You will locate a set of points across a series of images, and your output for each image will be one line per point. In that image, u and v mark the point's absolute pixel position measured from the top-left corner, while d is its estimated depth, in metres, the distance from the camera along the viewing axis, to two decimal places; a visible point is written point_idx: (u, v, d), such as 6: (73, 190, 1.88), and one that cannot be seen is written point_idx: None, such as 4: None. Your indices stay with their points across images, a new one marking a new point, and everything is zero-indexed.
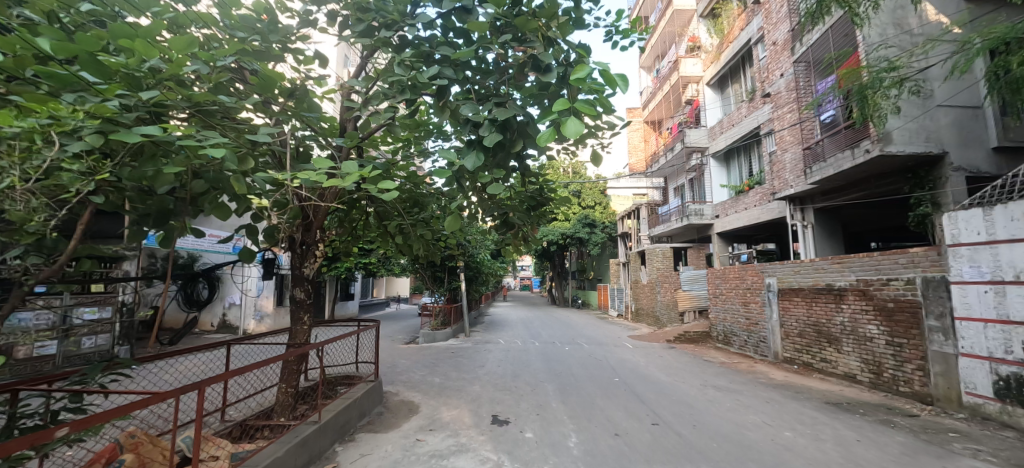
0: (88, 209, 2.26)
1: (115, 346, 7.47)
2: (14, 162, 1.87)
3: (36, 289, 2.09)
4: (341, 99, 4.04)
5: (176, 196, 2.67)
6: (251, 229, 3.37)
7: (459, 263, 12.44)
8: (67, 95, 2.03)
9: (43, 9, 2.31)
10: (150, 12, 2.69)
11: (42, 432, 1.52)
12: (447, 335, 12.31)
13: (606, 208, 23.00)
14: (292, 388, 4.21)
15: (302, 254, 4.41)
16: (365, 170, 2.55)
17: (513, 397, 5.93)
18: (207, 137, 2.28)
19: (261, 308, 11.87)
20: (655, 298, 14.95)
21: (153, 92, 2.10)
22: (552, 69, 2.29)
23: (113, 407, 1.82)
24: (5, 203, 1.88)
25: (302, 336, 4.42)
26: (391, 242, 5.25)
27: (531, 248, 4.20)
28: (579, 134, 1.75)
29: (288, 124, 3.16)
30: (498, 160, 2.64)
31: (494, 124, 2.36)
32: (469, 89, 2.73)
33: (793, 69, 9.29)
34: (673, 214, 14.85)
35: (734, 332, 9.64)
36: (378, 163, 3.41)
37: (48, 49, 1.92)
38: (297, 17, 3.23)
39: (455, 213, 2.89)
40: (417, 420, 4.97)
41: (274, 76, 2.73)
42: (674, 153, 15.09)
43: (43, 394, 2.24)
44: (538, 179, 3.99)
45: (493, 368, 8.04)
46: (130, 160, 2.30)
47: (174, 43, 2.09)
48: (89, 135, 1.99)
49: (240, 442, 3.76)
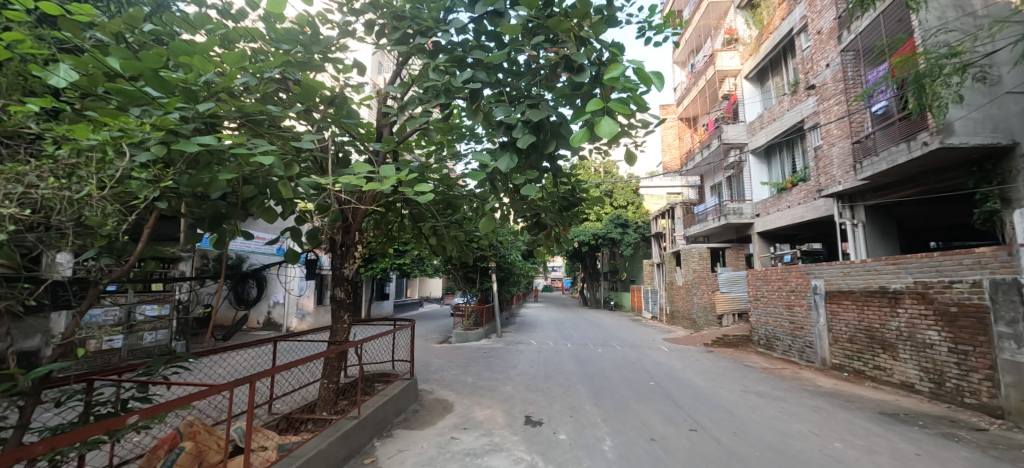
0: (152, 214, 2.43)
1: (172, 341, 8.01)
2: (91, 171, 2.04)
3: (109, 288, 2.28)
4: (378, 105, 4.17)
5: (228, 200, 2.84)
6: (294, 231, 3.54)
7: (491, 264, 12.53)
8: (133, 110, 2.21)
9: (112, 31, 2.51)
10: (204, 29, 2.90)
11: (115, 418, 1.69)
12: (479, 335, 12.43)
13: (639, 208, 22.55)
14: (333, 384, 4.38)
15: (342, 255, 4.56)
16: (402, 174, 2.62)
17: (546, 398, 5.93)
18: (257, 145, 2.41)
19: (303, 306, 12.40)
20: (690, 300, 14.49)
21: (209, 103, 2.25)
22: (586, 69, 2.28)
23: (174, 399, 1.94)
24: (84, 209, 2.03)
25: (342, 334, 4.57)
26: (425, 242, 5.37)
27: (563, 249, 4.18)
28: (613, 133, 1.75)
29: (329, 130, 3.30)
30: (531, 162, 2.65)
31: (528, 125, 2.38)
32: (502, 91, 2.77)
33: (840, 59, 8.80)
34: (710, 213, 14.38)
35: (777, 336, 9.21)
36: (414, 166, 3.50)
37: (117, 67, 2.09)
38: (336, 28, 3.35)
39: (488, 214, 2.93)
40: (451, 418, 5.05)
41: (315, 85, 2.86)
42: (710, 150, 14.61)
43: (114, 384, 2.44)
44: (570, 180, 3.96)
45: (526, 369, 8.05)
46: (188, 167, 2.47)
47: (226, 58, 2.23)
48: (154, 146, 2.16)
49: (286, 434, 3.96)
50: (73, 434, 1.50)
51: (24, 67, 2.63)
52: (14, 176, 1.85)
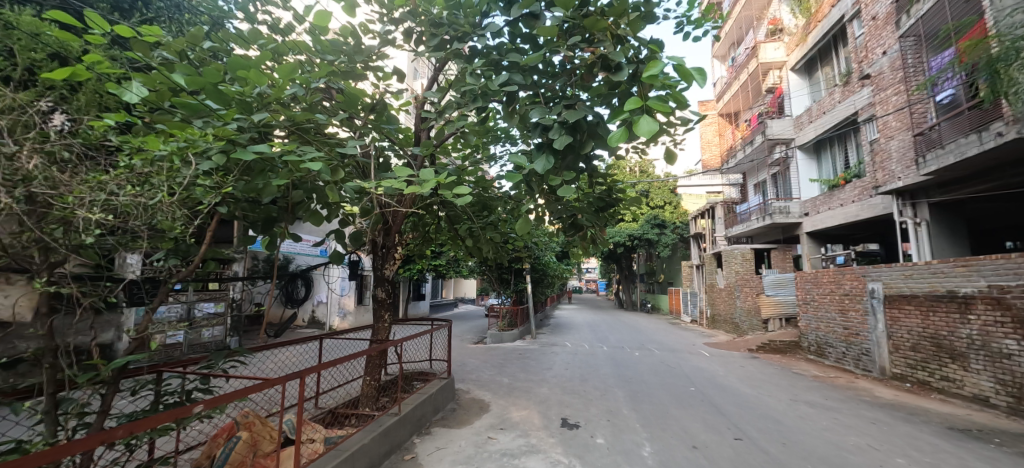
0: (213, 218, 2.60)
1: (226, 337, 8.53)
2: (160, 180, 2.21)
3: (177, 287, 2.46)
4: (416, 110, 4.29)
5: (279, 204, 3.02)
6: (339, 233, 3.70)
7: (526, 265, 12.56)
8: (196, 121, 2.38)
9: (176, 50, 2.71)
10: (257, 44, 3.09)
11: (183, 407, 1.83)
12: (513, 337, 12.48)
13: (676, 208, 21.91)
14: (375, 381, 4.53)
15: (384, 256, 4.71)
16: (440, 177, 2.68)
17: (582, 401, 5.86)
18: (306, 152, 2.54)
19: (344, 306, 12.90)
20: (733, 303, 13.90)
21: (262, 113, 2.40)
22: (623, 68, 2.25)
23: (234, 390, 2.08)
24: (159, 215, 2.21)
25: (383, 333, 4.71)
26: (461, 244, 5.46)
27: (599, 250, 4.13)
28: (651, 131, 1.72)
29: (370, 135, 3.43)
30: (567, 163, 2.64)
31: (564, 126, 2.38)
32: (537, 93, 2.79)
33: (899, 45, 8.21)
34: (754, 212, 13.78)
35: (830, 342, 8.67)
36: (451, 169, 3.58)
37: (182, 82, 2.26)
38: (377, 38, 3.49)
39: (524, 216, 2.96)
40: (488, 418, 5.09)
41: (358, 93, 2.99)
42: (753, 147, 14.00)
43: (180, 376, 2.62)
44: (606, 181, 3.90)
45: (561, 371, 8.00)
46: (244, 175, 2.63)
47: (278, 70, 2.37)
48: (215, 155, 2.33)
49: (331, 428, 4.13)
50: (148, 420, 1.65)
51: (100, 85, 2.90)
52: (98, 184, 2.03)
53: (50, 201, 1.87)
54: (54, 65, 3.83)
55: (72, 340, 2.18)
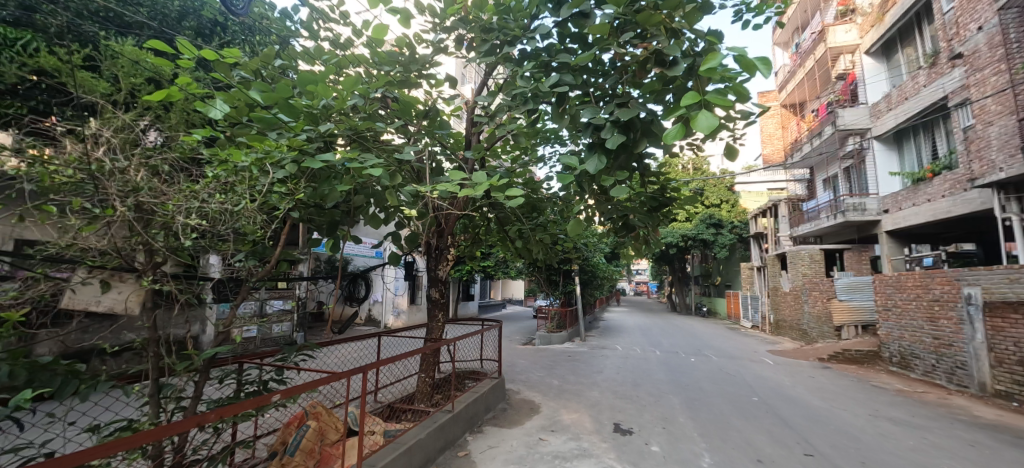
0: (286, 222, 2.81)
1: (293, 332, 9.16)
2: (242, 187, 2.42)
3: (256, 286, 2.69)
4: (467, 115, 4.38)
5: (341, 209, 3.21)
6: (395, 236, 3.86)
7: (575, 266, 12.40)
8: (272, 134, 2.60)
9: (252, 68, 2.97)
10: (321, 58, 3.31)
11: (263, 396, 2.01)
12: (562, 338, 12.37)
13: (734, 206, 20.70)
14: (430, 377, 4.68)
15: (437, 257, 4.86)
16: (492, 179, 2.72)
17: (635, 406, 5.71)
18: (367, 160, 2.69)
19: (398, 305, 13.41)
20: (799, 308, 12.90)
21: (326, 124, 2.58)
22: (680, 63, 2.18)
23: (307, 381, 2.26)
24: (243, 220, 2.42)
25: (437, 331, 4.85)
26: (511, 245, 5.50)
27: (652, 252, 4.01)
28: (711, 127, 1.65)
29: (423, 141, 3.57)
30: (620, 163, 2.59)
31: (616, 125, 2.34)
32: (587, 92, 2.76)
33: (998, 19, 7.28)
34: (824, 210, 12.79)
35: (917, 353, 7.82)
36: (501, 171, 3.63)
37: (258, 98, 2.49)
38: (430, 47, 3.61)
39: (576, 216, 2.94)
40: (539, 419, 5.10)
41: (412, 101, 3.13)
42: (822, 139, 12.93)
43: (258, 367, 2.86)
44: (659, 179, 3.77)
45: (612, 375, 7.82)
46: (312, 182, 2.82)
47: (342, 83, 2.54)
48: (289, 165, 2.52)
49: (389, 421, 4.33)
50: (236, 405, 1.83)
51: (187, 103, 3.22)
52: (191, 193, 2.25)
53: (154, 208, 2.10)
54: (151, 89, 4.33)
55: (170, 332, 2.43)
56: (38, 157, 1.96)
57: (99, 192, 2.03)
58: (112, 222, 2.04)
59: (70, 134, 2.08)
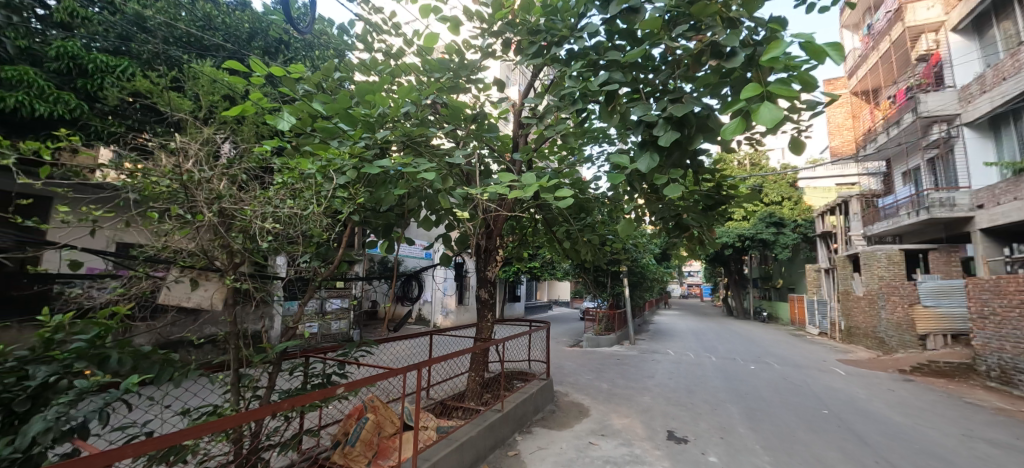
0: (347, 226, 2.96)
1: (349, 330, 9.66)
2: (307, 193, 2.59)
3: (320, 286, 2.87)
4: (514, 117, 4.42)
5: (396, 211, 3.36)
6: (446, 237, 3.97)
7: (624, 268, 12.11)
8: (334, 142, 2.77)
9: (314, 82, 3.17)
10: (377, 69, 3.48)
11: (328, 389, 2.13)
12: (610, 341, 12.10)
13: (798, 204, 19.29)
14: (479, 376, 4.76)
15: (486, 258, 4.93)
16: (541, 180, 2.73)
17: (690, 414, 5.48)
18: (420, 164, 2.79)
19: (446, 304, 13.78)
20: (875, 314, 11.79)
21: (382, 131, 2.71)
22: (739, 53, 2.08)
23: (367, 376, 2.37)
24: (311, 224, 2.60)
25: (486, 331, 4.92)
26: (559, 246, 5.47)
27: (706, 252, 3.84)
28: (775, 119, 1.56)
29: (472, 144, 3.65)
30: (674, 160, 2.49)
31: (670, 122, 2.27)
32: (638, 89, 2.69)
33: None
34: (905, 206, 11.67)
35: (1021, 368, 6.90)
36: (549, 172, 3.63)
37: (322, 109, 2.67)
38: (478, 52, 3.68)
39: (628, 216, 2.89)
40: (588, 423, 5.03)
41: (461, 106, 3.22)
42: (901, 128, 11.76)
43: (322, 362, 3.03)
44: (714, 176, 3.60)
45: (665, 380, 7.56)
46: (370, 186, 2.96)
47: (397, 91, 2.66)
48: (350, 171, 2.68)
49: (441, 418, 4.45)
50: (305, 396, 1.97)
51: (257, 117, 3.49)
52: (266, 199, 2.44)
53: (234, 213, 2.29)
54: (227, 105, 4.74)
55: (248, 327, 2.65)
56: (140, 169, 2.21)
57: (190, 200, 2.26)
58: (201, 226, 2.27)
59: (164, 148, 2.32)
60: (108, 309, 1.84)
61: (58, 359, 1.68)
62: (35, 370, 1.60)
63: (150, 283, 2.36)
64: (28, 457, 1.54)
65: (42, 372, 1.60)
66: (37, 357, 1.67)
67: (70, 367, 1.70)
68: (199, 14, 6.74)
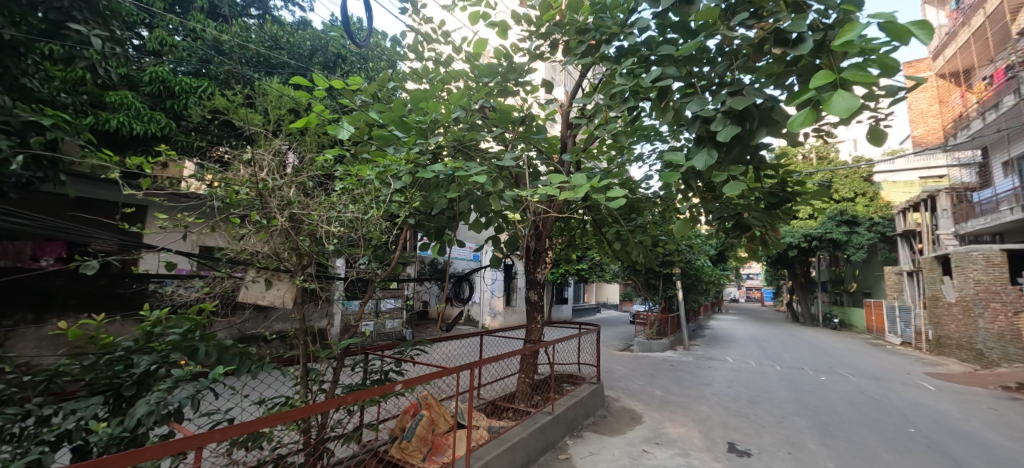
0: (403, 228, 3.08)
1: (403, 329, 10.04)
2: (367, 197, 2.72)
3: (379, 286, 3.00)
4: (562, 118, 4.39)
5: (447, 215, 3.46)
6: (496, 238, 4.02)
7: (677, 270, 11.65)
8: (390, 149, 2.90)
9: (370, 92, 3.34)
10: (428, 77, 3.60)
11: (386, 386, 2.22)
12: (663, 346, 11.67)
13: (874, 200, 17.62)
14: (530, 378, 4.75)
15: (536, 260, 4.92)
16: (593, 181, 2.69)
17: (753, 426, 5.16)
18: (471, 168, 2.85)
19: (494, 306, 13.94)
20: (970, 323, 10.50)
21: (434, 137, 2.80)
22: (807, 39, 1.94)
23: (423, 374, 2.45)
24: (371, 227, 2.73)
25: (536, 333, 4.91)
26: (609, 248, 5.36)
27: (769, 253, 3.60)
28: (851, 109, 1.44)
29: (520, 147, 3.67)
30: (733, 156, 2.35)
31: (729, 116, 2.15)
32: (693, 83, 2.57)
33: None
34: (1008, 201, 10.34)
35: None
36: (599, 172, 3.58)
37: (380, 119, 2.81)
38: (527, 55, 3.71)
39: (683, 215, 2.78)
40: (641, 430, 4.88)
41: (510, 109, 3.26)
42: (1000, 112, 10.42)
43: (379, 359, 3.16)
44: (778, 172, 3.37)
45: (723, 389, 7.17)
46: (423, 190, 3.05)
47: (450, 97, 2.74)
48: (405, 176, 2.80)
49: (492, 418, 4.51)
50: (363, 393, 2.06)
51: (318, 128, 3.72)
52: (330, 204, 2.60)
53: (303, 218, 2.46)
54: (292, 117, 5.10)
55: (314, 325, 2.82)
56: (223, 180, 2.43)
57: (265, 207, 2.45)
58: (274, 231, 2.45)
59: (243, 159, 2.54)
60: (196, 307, 2.05)
61: (157, 350, 1.89)
62: (139, 359, 1.82)
63: (232, 282, 2.58)
64: (135, 437, 1.75)
65: (145, 361, 1.82)
66: (140, 347, 1.89)
67: (167, 358, 1.90)
68: (266, 36, 7.32)
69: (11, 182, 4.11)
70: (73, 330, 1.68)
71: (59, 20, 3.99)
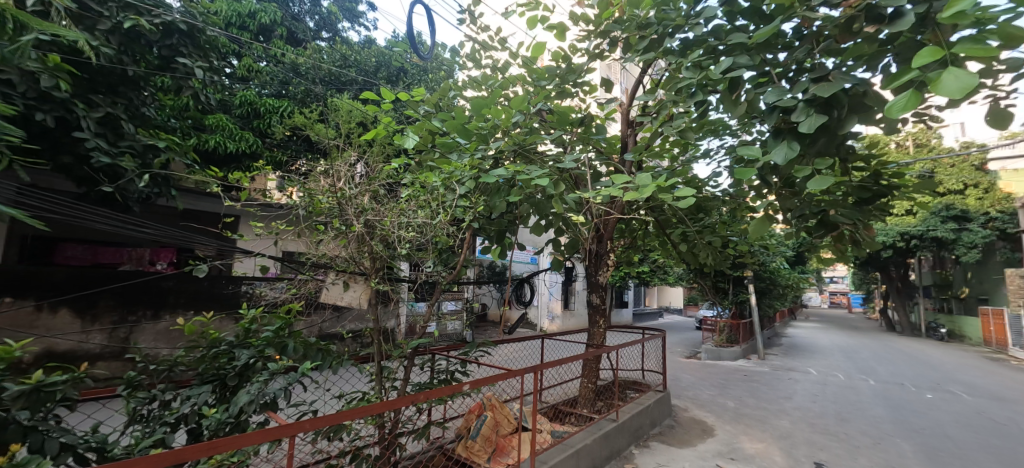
0: (467, 232, 3.17)
1: (463, 330, 10.32)
2: (434, 202, 2.84)
3: (445, 288, 3.10)
4: (622, 117, 4.28)
5: (508, 218, 3.51)
6: (556, 241, 4.00)
7: (748, 273, 10.87)
8: (454, 156, 3.01)
9: (433, 102, 3.49)
10: (487, 84, 3.69)
11: (452, 386, 2.29)
12: (735, 355, 10.92)
13: (990, 191, 15.26)
14: (593, 383, 4.65)
15: (597, 263, 4.82)
16: (658, 180, 2.58)
17: (844, 446, 4.66)
18: (532, 171, 2.87)
19: (552, 309, 13.89)
20: None
21: (494, 143, 2.86)
22: (908, 12, 1.72)
23: (489, 375, 2.50)
24: (437, 232, 2.83)
25: (599, 337, 4.81)
26: (674, 249, 5.13)
27: (860, 254, 3.24)
28: (967, 88, 1.25)
29: (579, 148, 3.64)
30: (819, 148, 2.14)
31: (813, 104, 1.98)
32: (767, 71, 2.39)
33: None
34: None
35: None
36: (663, 171, 3.44)
37: (445, 127, 2.92)
38: (585, 55, 3.66)
39: (761, 213, 2.58)
40: (713, 443, 4.60)
41: (568, 111, 3.25)
42: None
43: (446, 359, 3.25)
44: (871, 164, 3.02)
45: (807, 403, 6.56)
46: (486, 194, 3.12)
47: (512, 102, 2.79)
48: (469, 181, 2.88)
49: (555, 422, 4.48)
50: (433, 391, 2.13)
51: (386, 138, 3.94)
52: (400, 211, 2.74)
53: (377, 224, 2.61)
54: (360, 129, 5.44)
55: (387, 325, 2.97)
56: (307, 190, 2.65)
57: (344, 214, 2.64)
58: (350, 236, 2.63)
59: (321, 171, 2.74)
60: (285, 307, 2.25)
61: (254, 345, 2.10)
62: (240, 353, 2.03)
63: (314, 284, 2.81)
64: (238, 423, 1.94)
65: (245, 355, 2.03)
66: (240, 342, 2.12)
67: (262, 352, 2.09)
68: (337, 56, 7.90)
69: (135, 198, 4.78)
70: (188, 326, 1.92)
71: (169, 56, 4.65)
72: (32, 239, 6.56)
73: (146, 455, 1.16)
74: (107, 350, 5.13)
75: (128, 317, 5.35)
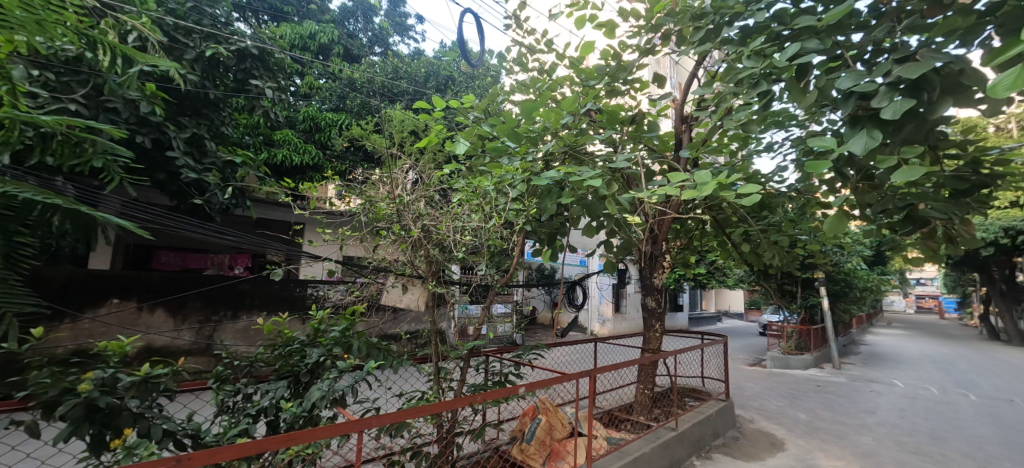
0: (519, 235, 3.18)
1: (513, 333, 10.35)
2: (487, 206, 2.88)
3: (498, 292, 3.13)
4: (675, 112, 4.12)
5: (559, 221, 3.48)
6: (607, 242, 3.92)
7: (819, 274, 10.02)
8: (505, 160, 3.04)
9: (483, 108, 3.55)
10: (535, 87, 3.69)
11: (507, 387, 2.30)
12: (805, 363, 10.10)
13: None
14: (650, 389, 4.49)
15: (652, 265, 4.65)
16: (718, 177, 2.45)
17: None
18: (583, 173, 2.84)
19: (603, 312, 13.57)
20: None
21: (544, 145, 2.86)
22: None
23: (543, 379, 2.49)
24: (489, 236, 2.86)
25: (655, 341, 4.65)
26: (735, 249, 4.85)
27: (955, 253, 2.89)
28: None
29: (631, 147, 3.55)
30: (905, 135, 1.93)
31: (897, 87, 1.79)
32: (841, 55, 2.20)
33: None
34: None
35: None
36: (722, 167, 3.27)
37: (495, 133, 2.97)
38: (635, 51, 3.56)
39: (837, 208, 2.37)
40: (784, 459, 4.29)
41: (618, 110, 3.19)
42: None
43: (500, 362, 3.27)
44: (969, 151, 2.69)
45: (893, 419, 5.93)
46: (537, 197, 3.12)
47: (561, 104, 2.78)
48: (520, 185, 2.90)
49: (610, 428, 4.37)
50: (488, 393, 2.15)
51: (437, 145, 4.06)
52: (455, 215, 2.81)
53: (433, 229, 2.70)
54: (410, 137, 5.64)
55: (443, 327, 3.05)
56: (367, 198, 2.79)
57: (402, 220, 2.74)
58: (409, 240, 2.73)
59: (379, 179, 2.87)
60: (350, 309, 2.37)
61: (324, 344, 2.24)
62: (312, 351, 2.16)
63: (376, 287, 2.95)
64: (310, 417, 2.07)
65: (316, 353, 2.17)
66: (311, 341, 2.27)
67: (331, 351, 2.23)
68: (389, 69, 8.26)
69: (218, 209, 5.27)
70: (266, 325, 2.08)
71: (243, 79, 5.11)
72: (133, 247, 7.35)
73: (235, 445, 1.26)
74: (197, 346, 5.73)
75: (212, 317, 5.90)
